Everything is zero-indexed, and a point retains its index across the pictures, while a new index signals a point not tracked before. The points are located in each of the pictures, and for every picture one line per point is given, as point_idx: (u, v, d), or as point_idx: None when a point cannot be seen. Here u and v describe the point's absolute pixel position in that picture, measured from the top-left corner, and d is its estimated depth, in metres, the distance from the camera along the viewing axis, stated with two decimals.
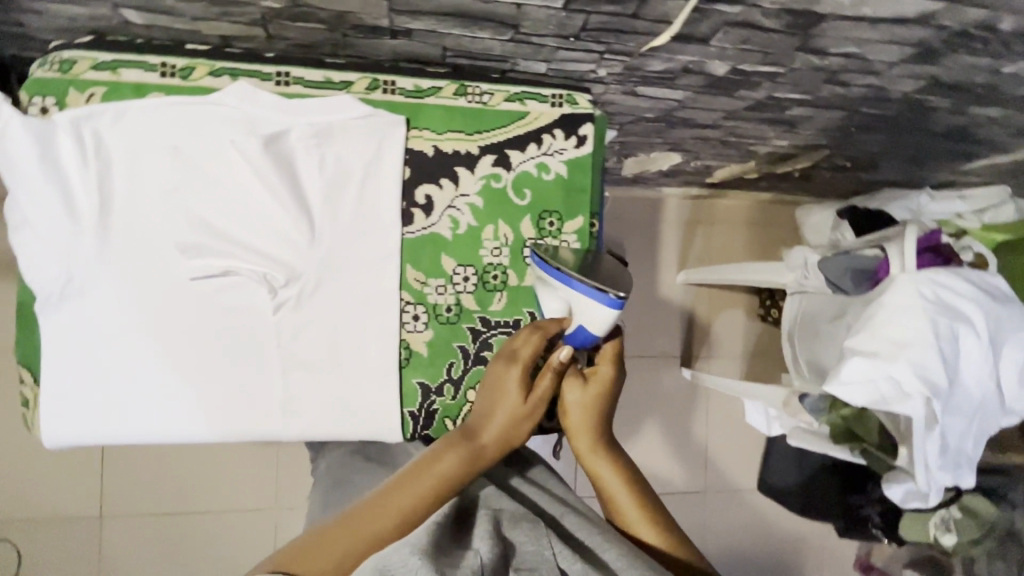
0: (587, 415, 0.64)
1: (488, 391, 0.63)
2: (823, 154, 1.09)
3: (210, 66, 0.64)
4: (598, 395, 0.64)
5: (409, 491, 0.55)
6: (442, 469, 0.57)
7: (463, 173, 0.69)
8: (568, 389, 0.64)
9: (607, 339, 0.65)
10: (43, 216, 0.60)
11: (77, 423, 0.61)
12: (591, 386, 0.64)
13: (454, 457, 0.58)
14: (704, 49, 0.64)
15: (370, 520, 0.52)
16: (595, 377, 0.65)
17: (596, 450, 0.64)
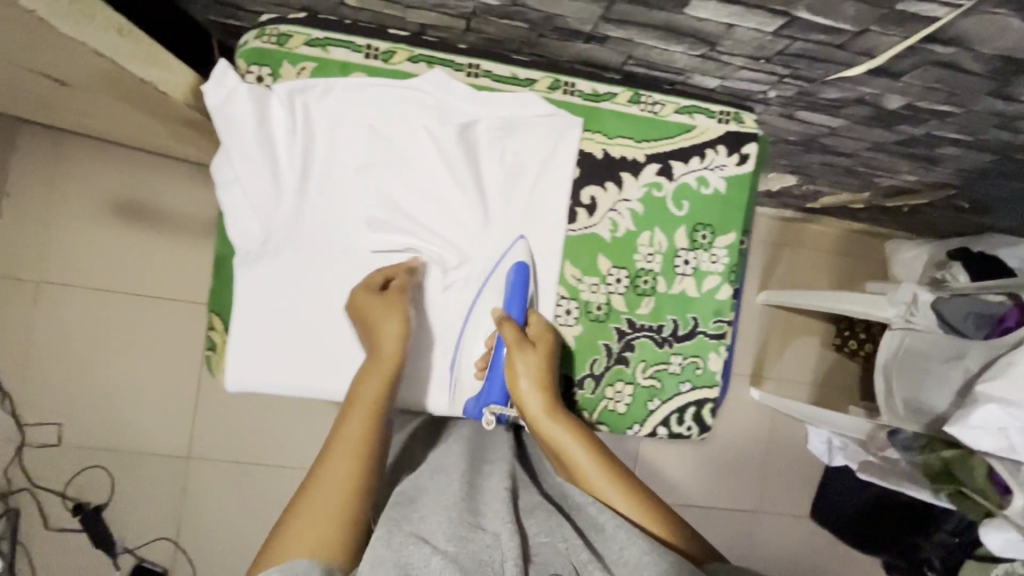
0: (543, 390, 0.63)
1: (361, 329, 0.64)
2: (945, 193, 1.08)
3: (410, 52, 0.67)
4: (544, 364, 0.65)
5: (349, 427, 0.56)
6: (365, 394, 0.59)
7: (628, 178, 0.72)
8: (519, 354, 0.64)
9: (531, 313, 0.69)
10: (252, 179, 0.64)
11: (258, 372, 0.66)
12: (538, 350, 0.65)
13: (372, 380, 0.60)
14: (890, 83, 0.65)
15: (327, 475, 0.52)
16: (539, 348, 0.66)
17: (557, 425, 0.62)
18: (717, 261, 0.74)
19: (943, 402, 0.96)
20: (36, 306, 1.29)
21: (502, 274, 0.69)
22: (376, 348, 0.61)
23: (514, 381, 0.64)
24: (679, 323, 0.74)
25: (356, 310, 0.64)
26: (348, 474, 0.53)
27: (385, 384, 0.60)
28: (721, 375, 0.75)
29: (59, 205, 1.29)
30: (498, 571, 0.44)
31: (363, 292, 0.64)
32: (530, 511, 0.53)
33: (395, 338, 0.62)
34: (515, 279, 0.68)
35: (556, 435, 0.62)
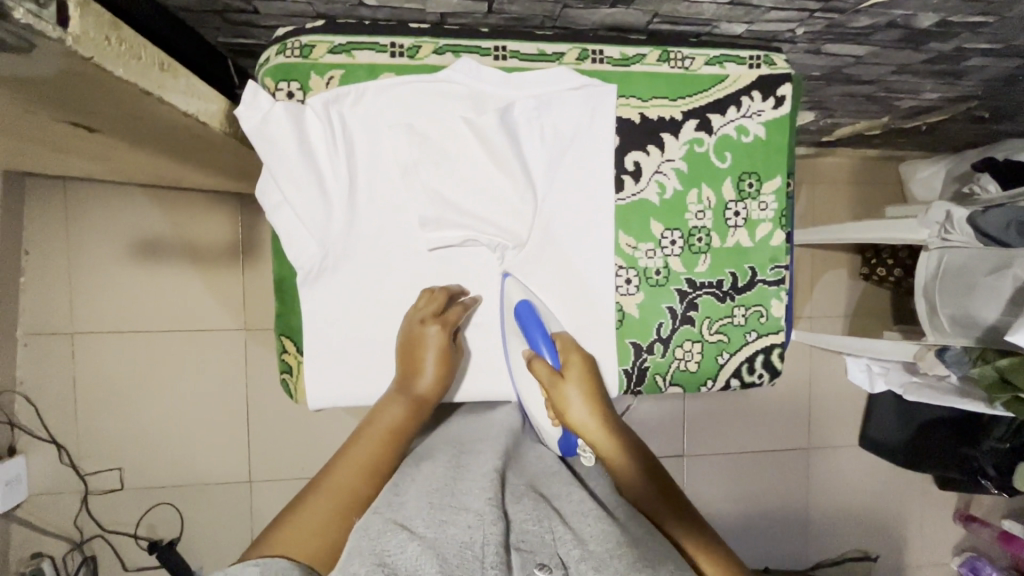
0: (585, 404, 0.62)
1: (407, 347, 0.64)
2: (966, 106, 1.07)
3: (434, 43, 0.65)
4: (581, 383, 0.64)
5: (370, 447, 0.57)
6: (392, 420, 0.60)
7: (668, 139, 0.71)
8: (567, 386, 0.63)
9: (564, 346, 0.67)
10: (301, 197, 0.63)
11: (337, 388, 0.66)
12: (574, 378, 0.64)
13: (399, 409, 0.61)
14: (925, 2, 0.64)
15: (337, 485, 0.53)
16: (570, 372, 0.65)
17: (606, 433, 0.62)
18: (767, 208, 0.73)
19: (993, 313, 0.98)
20: (75, 357, 1.29)
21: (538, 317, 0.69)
22: (414, 382, 0.63)
23: (556, 409, 0.64)
24: (738, 275, 0.74)
25: (409, 337, 0.64)
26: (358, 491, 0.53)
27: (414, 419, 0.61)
28: (784, 320, 0.76)
29: (80, 255, 1.28)
30: (478, 554, 0.41)
31: (437, 328, 0.63)
32: (518, 499, 0.50)
33: (436, 379, 0.64)
34: (521, 314, 0.66)
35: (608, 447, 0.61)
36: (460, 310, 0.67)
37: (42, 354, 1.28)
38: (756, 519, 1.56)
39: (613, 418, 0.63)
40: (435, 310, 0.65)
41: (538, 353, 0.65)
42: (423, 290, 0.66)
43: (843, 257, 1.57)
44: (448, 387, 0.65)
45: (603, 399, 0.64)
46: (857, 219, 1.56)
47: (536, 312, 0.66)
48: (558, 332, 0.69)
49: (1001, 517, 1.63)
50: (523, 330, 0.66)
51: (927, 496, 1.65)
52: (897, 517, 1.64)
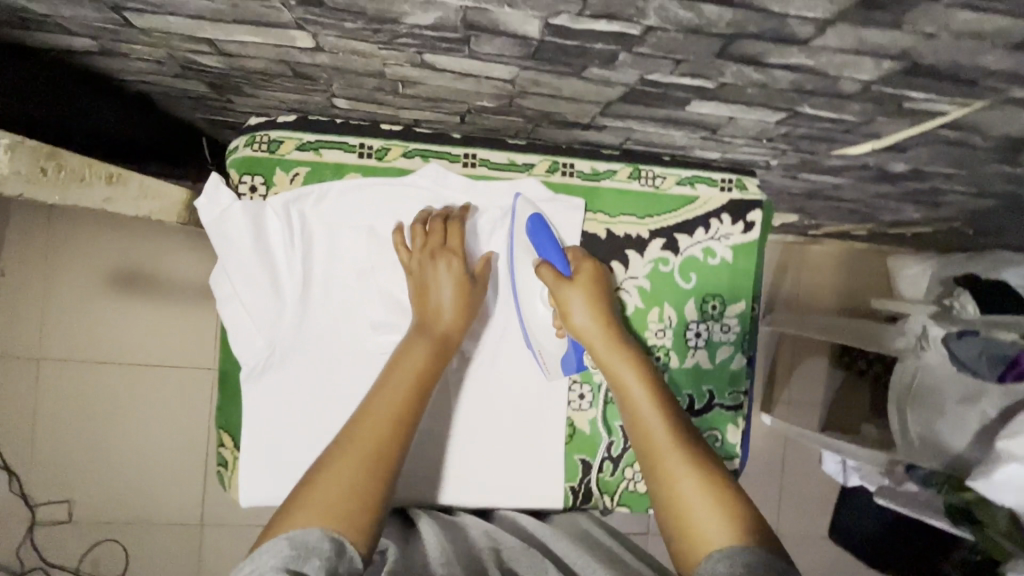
0: (592, 316, 0.64)
1: (418, 284, 0.64)
2: (948, 223, 1.07)
3: (404, 147, 0.65)
4: (591, 294, 0.65)
5: (396, 395, 0.57)
6: (414, 364, 0.59)
7: (633, 257, 0.71)
8: (575, 300, 0.64)
9: (581, 259, 0.66)
10: (252, 293, 0.62)
11: (269, 488, 0.64)
12: (586, 287, 0.65)
13: (421, 349, 0.61)
14: (897, 155, 0.64)
15: (362, 439, 0.53)
16: (581, 279, 0.65)
17: (613, 351, 0.63)
18: (729, 331, 0.72)
19: (962, 441, 0.96)
20: (37, 383, 1.28)
21: (520, 232, 0.67)
22: (433, 319, 0.62)
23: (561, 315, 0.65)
24: (695, 397, 0.72)
25: (420, 275, 0.64)
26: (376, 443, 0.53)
27: (431, 361, 0.60)
28: (741, 446, 0.74)
29: (56, 281, 1.28)
30: None
31: (444, 262, 0.63)
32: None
33: (455, 313, 0.63)
34: (533, 231, 0.66)
35: (612, 360, 0.63)
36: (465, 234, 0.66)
37: (6, 377, 1.27)
38: None
39: (616, 323, 0.65)
40: (436, 242, 0.64)
41: (547, 259, 0.66)
42: (418, 221, 0.65)
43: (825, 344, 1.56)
44: (468, 318, 0.64)
45: (608, 307, 0.66)
46: (840, 309, 1.56)
47: (547, 227, 0.66)
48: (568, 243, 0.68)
49: None
50: (533, 237, 0.66)
51: None
52: None
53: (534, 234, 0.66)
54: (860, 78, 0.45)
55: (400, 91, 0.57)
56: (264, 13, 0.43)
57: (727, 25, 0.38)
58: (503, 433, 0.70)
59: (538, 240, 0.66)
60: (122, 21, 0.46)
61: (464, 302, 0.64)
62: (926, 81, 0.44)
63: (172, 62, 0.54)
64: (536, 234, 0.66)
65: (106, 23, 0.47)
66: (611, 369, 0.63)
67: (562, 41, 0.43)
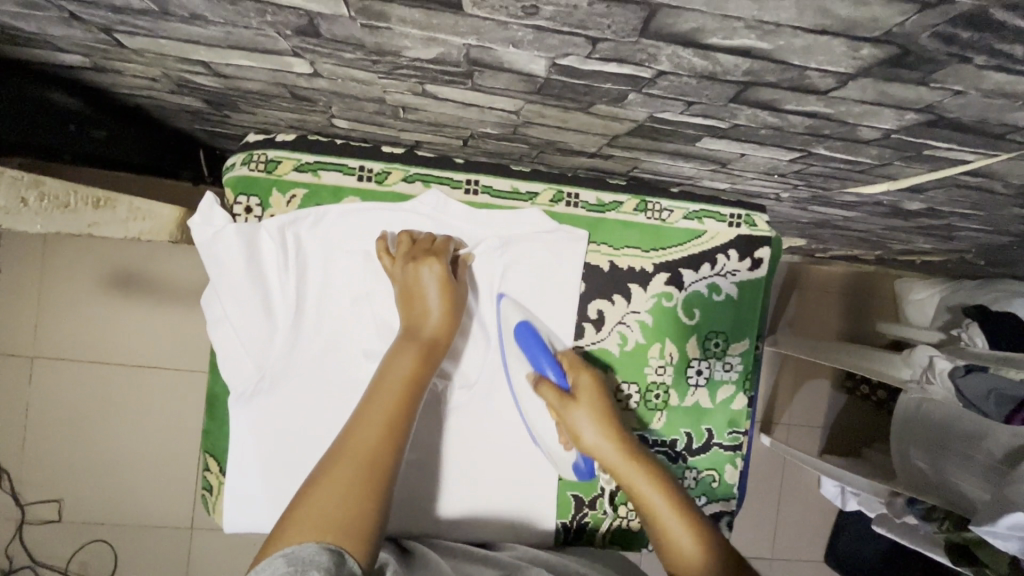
0: (601, 431, 0.61)
1: (405, 295, 0.61)
2: (960, 254, 1.05)
3: (405, 171, 0.64)
4: (595, 407, 0.62)
5: (387, 404, 0.53)
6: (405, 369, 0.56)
7: (636, 290, 0.69)
8: (579, 414, 0.61)
9: (574, 372, 0.64)
10: (243, 317, 0.61)
11: (254, 516, 0.63)
12: (587, 401, 0.62)
13: (409, 357, 0.57)
14: (913, 195, 0.62)
15: (359, 448, 0.49)
16: (584, 395, 0.62)
17: (624, 457, 0.60)
18: (731, 369, 0.71)
19: (967, 481, 0.93)
20: (30, 381, 1.27)
21: (511, 340, 0.65)
22: (420, 325, 0.60)
23: (568, 433, 0.63)
24: (694, 436, 0.71)
25: (407, 283, 0.60)
26: (371, 448, 0.49)
27: (420, 369, 0.57)
28: (738, 487, 0.72)
29: (53, 279, 1.26)
30: None
31: (431, 265, 0.61)
32: None
33: (442, 316, 0.60)
34: (523, 340, 0.64)
35: (621, 467, 0.60)
36: (450, 241, 0.64)
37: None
38: None
39: (625, 429, 0.62)
40: (421, 249, 0.62)
41: (543, 375, 0.64)
42: (405, 233, 0.62)
43: (828, 367, 1.53)
44: (456, 321, 0.62)
45: (616, 419, 0.62)
46: (846, 331, 1.54)
47: (535, 330, 0.64)
48: (561, 346, 0.66)
49: None
50: (528, 353, 0.64)
51: None
52: None
53: (528, 351, 0.64)
54: (880, 127, 0.43)
55: (402, 116, 0.55)
56: (260, 41, 0.41)
57: (744, 74, 0.36)
58: (496, 468, 0.68)
59: (534, 358, 0.64)
60: (113, 41, 0.44)
61: (452, 306, 0.61)
62: (950, 133, 0.42)
63: (167, 80, 0.53)
64: (529, 351, 0.64)
65: (97, 43, 0.45)
66: (617, 473, 0.60)
67: (570, 79, 0.41)
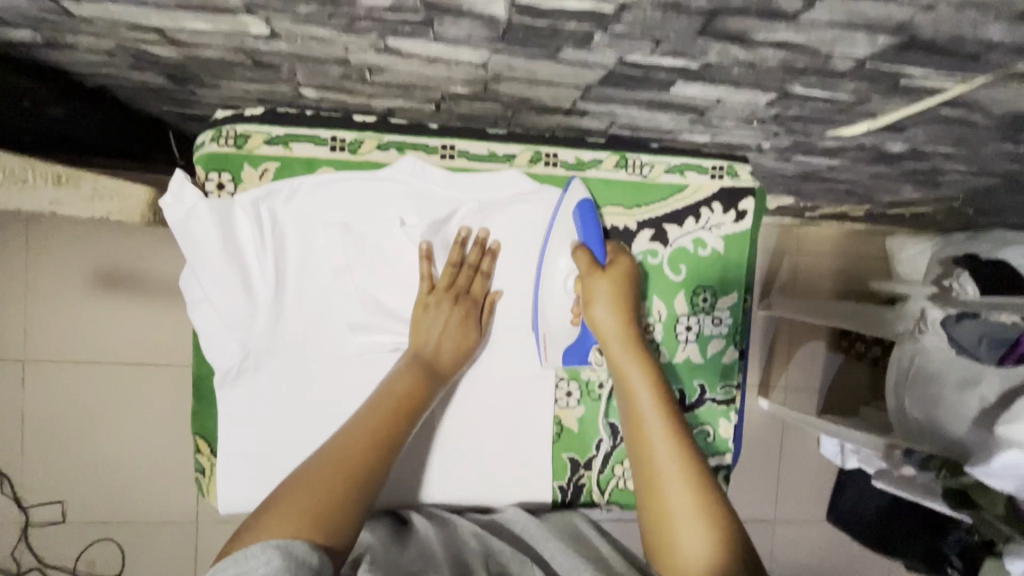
0: (614, 311, 0.62)
1: (427, 309, 0.62)
2: (948, 203, 1.04)
3: (378, 139, 0.62)
4: (617, 294, 0.63)
5: (379, 417, 0.55)
6: (402, 390, 0.58)
7: (621, 249, 0.68)
8: (597, 304, 0.62)
9: (620, 256, 0.65)
10: (222, 296, 0.60)
11: (250, 496, 0.63)
12: (612, 292, 0.63)
13: (410, 377, 0.59)
14: (893, 135, 0.61)
15: (342, 451, 0.52)
16: (613, 271, 0.63)
17: (630, 372, 0.61)
18: (721, 324, 0.70)
19: (960, 426, 0.94)
20: (23, 385, 1.26)
21: (564, 217, 0.65)
22: (435, 346, 0.62)
23: (583, 302, 0.63)
24: (686, 392, 0.70)
25: (427, 309, 0.62)
26: (353, 455, 0.52)
27: (422, 391, 0.59)
28: (734, 442, 0.72)
29: (36, 284, 1.25)
30: None
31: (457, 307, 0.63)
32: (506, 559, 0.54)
33: (453, 352, 0.63)
34: (582, 215, 0.64)
35: (629, 373, 0.61)
36: (479, 281, 0.65)
37: None
38: None
39: (639, 339, 0.63)
40: (459, 286, 0.64)
41: (587, 245, 0.64)
42: (423, 246, 0.62)
43: (823, 328, 1.53)
44: (463, 360, 0.63)
45: (633, 313, 0.64)
46: (838, 291, 1.53)
47: (596, 216, 0.65)
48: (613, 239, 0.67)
49: None
50: (579, 215, 0.64)
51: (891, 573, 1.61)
52: None
53: (580, 218, 0.65)
54: (853, 55, 0.42)
55: (368, 78, 0.54)
56: None
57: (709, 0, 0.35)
58: (490, 434, 0.68)
59: (583, 222, 0.64)
60: (62, 10, 0.43)
61: (462, 346, 0.63)
62: (923, 56, 0.41)
63: (124, 53, 0.51)
64: (582, 218, 0.64)
65: (46, 13, 0.44)
66: (622, 371, 0.61)
67: (533, 21, 0.40)
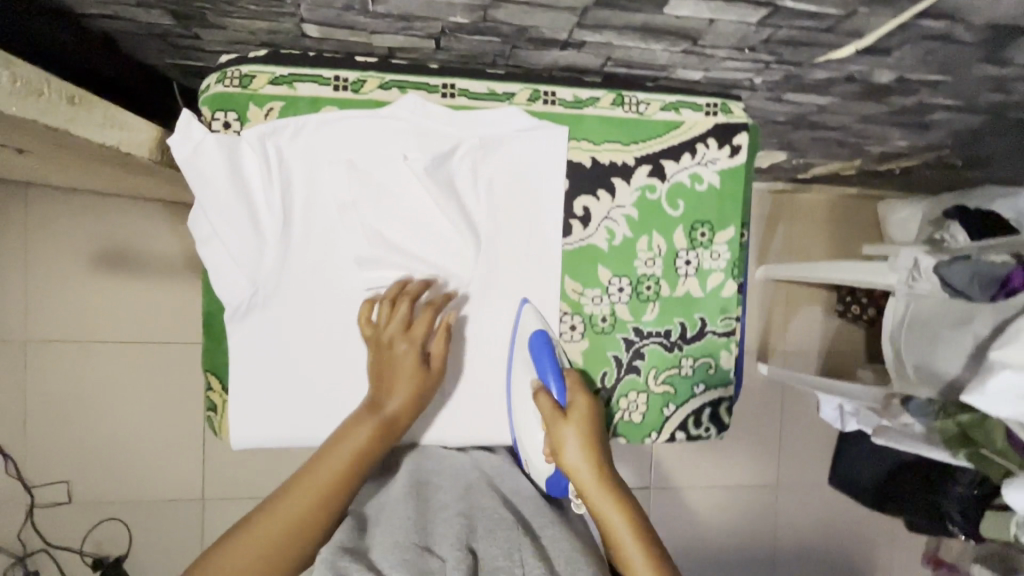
0: (587, 452, 0.58)
1: (380, 365, 0.62)
2: (936, 153, 1.06)
3: (380, 79, 0.64)
4: (585, 430, 0.59)
5: (326, 474, 0.55)
6: (355, 444, 0.58)
7: (620, 185, 0.69)
8: (569, 443, 0.59)
9: (580, 394, 0.62)
10: (231, 231, 0.61)
11: (261, 430, 0.64)
12: (578, 424, 0.60)
13: (365, 432, 0.58)
14: (880, 60, 0.63)
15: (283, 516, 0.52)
16: (575, 413, 0.60)
17: (604, 498, 0.57)
18: (720, 257, 0.71)
19: (955, 366, 0.96)
20: (26, 366, 1.26)
21: (522, 345, 0.66)
22: (385, 400, 0.61)
23: (553, 449, 0.60)
24: (687, 325, 0.71)
25: (383, 359, 0.62)
26: (296, 520, 0.52)
27: (373, 445, 0.58)
28: (734, 373, 0.73)
29: (37, 265, 1.25)
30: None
31: (406, 344, 0.62)
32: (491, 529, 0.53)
33: (408, 397, 0.61)
34: (535, 347, 0.64)
35: (601, 504, 0.57)
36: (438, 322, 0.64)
37: None
38: (722, 557, 1.53)
39: (609, 467, 0.59)
40: (415, 330, 0.62)
41: (546, 387, 0.63)
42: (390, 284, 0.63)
43: (818, 293, 1.56)
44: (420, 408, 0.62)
45: (603, 446, 0.60)
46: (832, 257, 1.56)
47: (550, 349, 0.65)
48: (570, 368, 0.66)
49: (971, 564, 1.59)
50: (539, 357, 0.64)
51: (893, 535, 1.63)
52: (862, 555, 1.61)
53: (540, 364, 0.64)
54: None
55: (369, 10, 0.55)
56: None
57: None
58: (497, 371, 0.68)
59: (541, 368, 0.64)
60: None
61: (419, 390, 0.62)
62: None
63: None
64: (541, 364, 0.64)
65: None
66: (593, 502, 0.57)
67: None
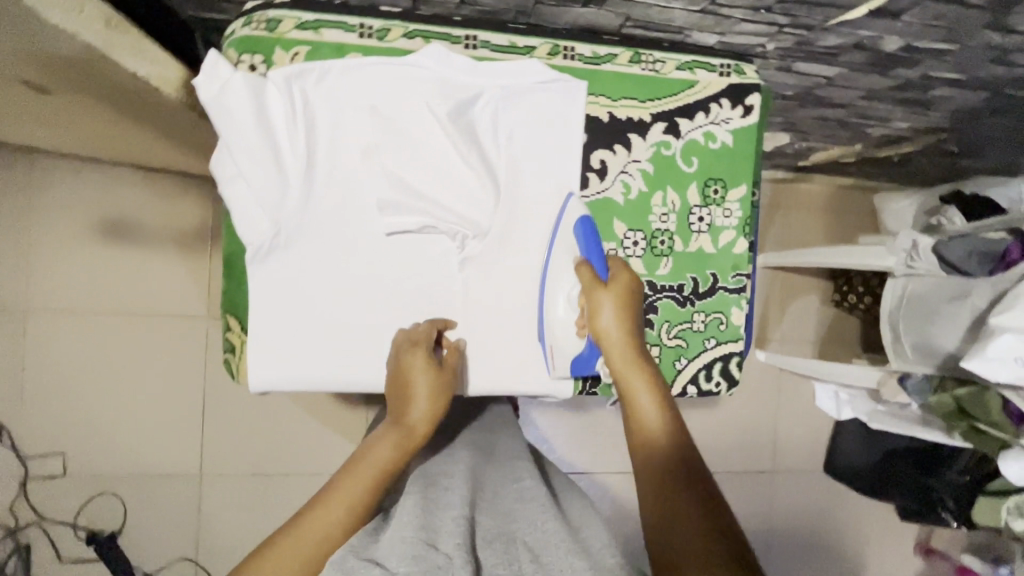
0: (621, 321, 0.62)
1: (399, 379, 0.62)
2: (935, 138, 1.09)
3: (404, 28, 0.64)
4: (621, 299, 0.63)
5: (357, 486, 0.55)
6: (378, 456, 0.57)
7: (636, 140, 0.71)
8: (603, 312, 0.62)
9: (626, 270, 0.65)
10: (257, 171, 0.62)
11: (280, 370, 0.64)
12: (616, 302, 0.62)
13: (388, 444, 0.58)
14: (890, 24, 0.65)
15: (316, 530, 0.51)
16: (617, 285, 0.63)
17: (632, 368, 0.59)
18: (731, 215, 0.73)
19: (953, 340, 0.98)
20: (24, 334, 1.24)
21: (566, 233, 0.67)
22: (405, 412, 0.60)
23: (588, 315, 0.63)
24: (699, 281, 0.73)
25: (401, 369, 0.62)
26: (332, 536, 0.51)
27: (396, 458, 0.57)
28: (744, 329, 0.75)
29: (40, 233, 1.24)
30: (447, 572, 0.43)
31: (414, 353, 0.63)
32: (489, 541, 0.50)
33: (428, 406, 0.60)
34: (582, 233, 0.67)
35: (630, 376, 0.59)
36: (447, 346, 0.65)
37: None
38: None
39: (641, 344, 0.62)
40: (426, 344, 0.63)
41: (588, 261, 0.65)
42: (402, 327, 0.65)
43: (816, 282, 1.58)
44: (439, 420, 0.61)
45: (637, 323, 0.63)
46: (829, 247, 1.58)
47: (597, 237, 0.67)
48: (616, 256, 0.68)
49: (962, 551, 1.62)
50: (587, 237, 0.66)
51: (887, 523, 1.64)
52: (857, 543, 1.62)
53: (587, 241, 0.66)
54: None
55: None
56: None
57: None
58: (513, 319, 0.70)
59: (587, 245, 0.66)
60: None
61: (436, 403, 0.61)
62: None
63: None
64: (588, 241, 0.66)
65: None
66: (627, 379, 0.59)
67: None
